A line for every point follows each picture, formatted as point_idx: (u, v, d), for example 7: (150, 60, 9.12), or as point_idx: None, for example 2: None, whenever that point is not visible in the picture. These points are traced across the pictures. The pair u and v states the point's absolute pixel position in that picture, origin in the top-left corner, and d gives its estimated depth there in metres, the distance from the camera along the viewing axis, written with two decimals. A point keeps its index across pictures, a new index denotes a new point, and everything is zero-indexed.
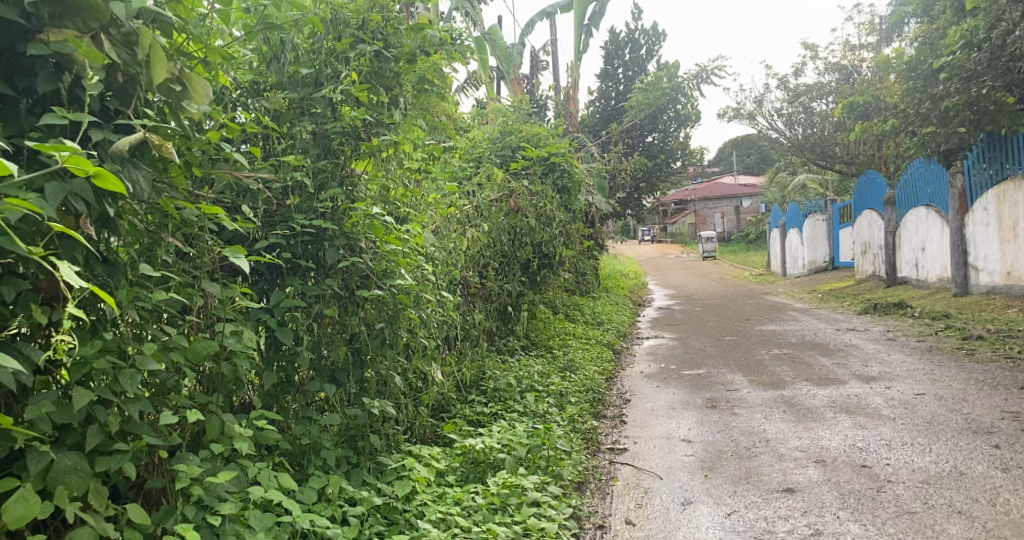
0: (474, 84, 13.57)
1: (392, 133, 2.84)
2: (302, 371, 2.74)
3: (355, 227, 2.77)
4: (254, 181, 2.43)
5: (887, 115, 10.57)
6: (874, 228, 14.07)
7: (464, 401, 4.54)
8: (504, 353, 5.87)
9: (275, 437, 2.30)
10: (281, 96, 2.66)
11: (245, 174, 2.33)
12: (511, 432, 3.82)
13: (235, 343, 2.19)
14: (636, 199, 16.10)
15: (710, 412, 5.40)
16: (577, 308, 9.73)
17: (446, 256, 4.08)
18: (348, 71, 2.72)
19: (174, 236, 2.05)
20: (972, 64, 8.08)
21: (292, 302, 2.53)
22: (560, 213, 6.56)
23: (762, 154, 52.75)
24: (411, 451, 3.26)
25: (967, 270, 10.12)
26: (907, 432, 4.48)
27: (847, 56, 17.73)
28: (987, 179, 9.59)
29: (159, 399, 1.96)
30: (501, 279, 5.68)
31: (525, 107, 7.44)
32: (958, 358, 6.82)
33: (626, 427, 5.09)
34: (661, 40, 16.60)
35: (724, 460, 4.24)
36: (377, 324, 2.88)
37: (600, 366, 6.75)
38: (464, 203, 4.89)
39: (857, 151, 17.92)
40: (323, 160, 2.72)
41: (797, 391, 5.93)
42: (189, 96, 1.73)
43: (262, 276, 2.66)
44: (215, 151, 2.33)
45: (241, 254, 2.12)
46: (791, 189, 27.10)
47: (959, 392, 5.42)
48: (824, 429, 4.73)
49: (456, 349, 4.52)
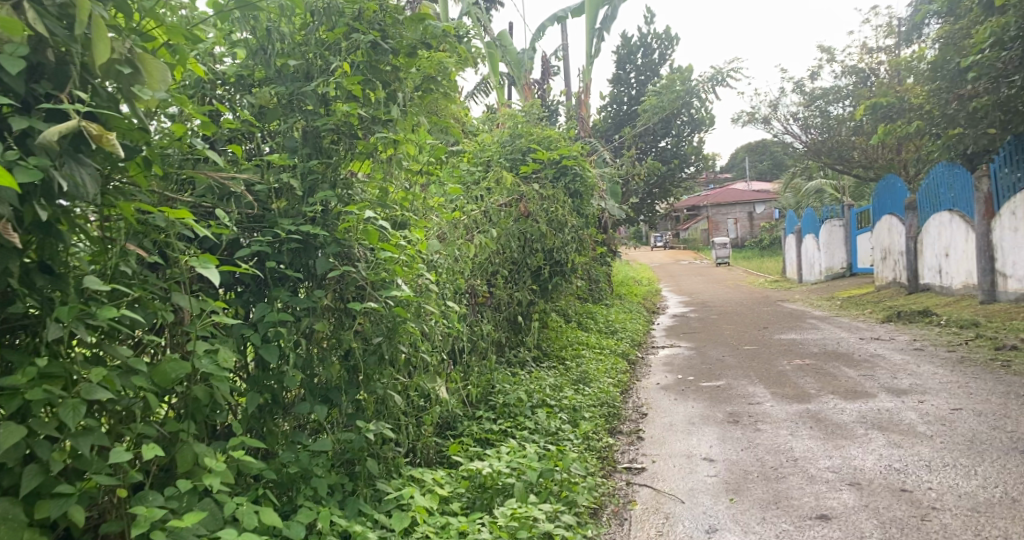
0: (484, 90, 13.43)
1: (388, 132, 2.55)
2: (293, 390, 2.48)
3: (349, 232, 2.50)
4: (236, 183, 2.20)
5: (911, 116, 10.22)
6: (895, 234, 13.69)
7: (472, 417, 4.30)
8: (515, 366, 5.61)
9: (256, 467, 2.03)
10: (267, 91, 2.43)
11: (221, 174, 2.10)
12: (521, 453, 3.53)
13: (210, 363, 1.90)
14: (650, 205, 15.85)
15: (731, 427, 5.11)
16: (590, 317, 9.47)
17: (451, 263, 3.83)
18: (340, 63, 2.43)
19: (138, 243, 1.83)
20: (1001, 63, 7.75)
21: (276, 317, 2.27)
22: (572, 217, 6.30)
23: (776, 159, 52.27)
24: (413, 476, 3.01)
25: (995, 276, 9.74)
26: (948, 453, 4.16)
27: (864, 59, 17.36)
28: (1014, 183, 9.23)
29: (118, 428, 1.72)
30: (511, 288, 5.44)
31: (536, 111, 7.19)
32: (993, 370, 6.47)
33: (643, 444, 4.82)
34: (674, 44, 16.31)
35: (750, 482, 3.94)
36: (374, 338, 2.61)
37: (614, 378, 6.47)
38: (472, 208, 4.65)
39: (876, 155, 17.52)
40: (313, 159, 2.46)
41: (824, 405, 5.62)
42: (143, 81, 1.56)
43: (246, 288, 2.41)
44: (188, 149, 2.11)
45: (212, 264, 1.86)
46: (806, 194, 26.68)
47: (1000, 408, 5.09)
48: (856, 447, 4.42)
49: (462, 363, 4.28)
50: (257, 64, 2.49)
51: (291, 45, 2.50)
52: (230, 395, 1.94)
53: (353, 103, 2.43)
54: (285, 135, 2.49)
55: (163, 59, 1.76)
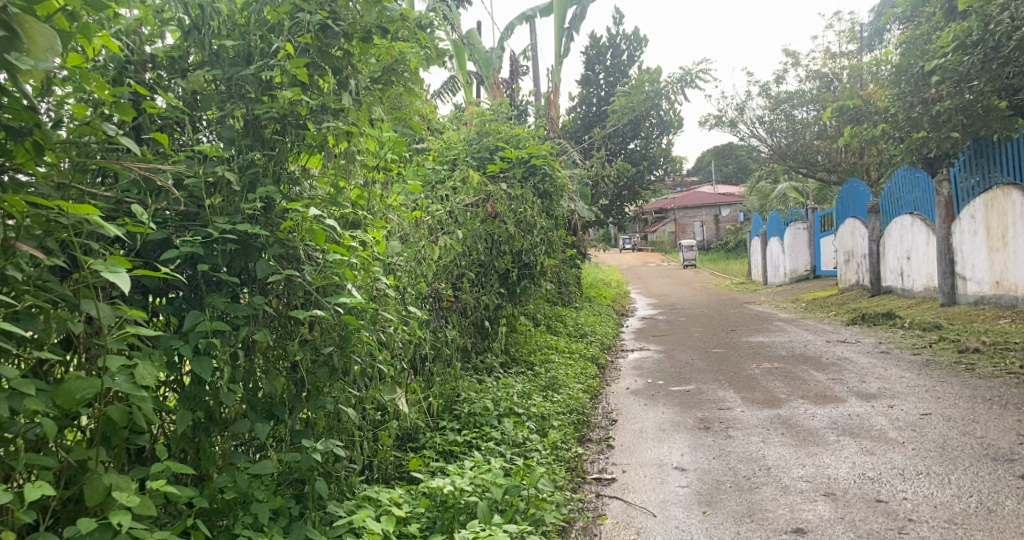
0: (451, 89, 13.26)
1: (338, 121, 2.35)
2: (233, 405, 2.26)
3: (293, 232, 2.29)
4: (163, 176, 1.98)
5: (876, 119, 10.31)
6: (858, 237, 13.84)
7: (435, 428, 4.10)
8: (482, 372, 5.41)
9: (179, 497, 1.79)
10: (202, 74, 2.21)
11: (138, 165, 1.87)
12: (485, 468, 3.33)
13: (126, 380, 1.66)
14: (619, 207, 15.79)
15: (702, 434, 4.99)
16: (559, 320, 9.32)
17: (412, 265, 3.62)
18: (282, 43, 2.23)
19: (38, 244, 1.60)
20: (965, 67, 7.79)
21: (209, 327, 2.04)
22: (541, 218, 6.13)
23: (740, 162, 52.93)
24: (367, 497, 2.81)
25: (955, 278, 9.83)
26: (921, 460, 4.08)
27: (828, 64, 17.59)
28: (972, 187, 9.36)
29: (10, 459, 1.50)
30: (477, 291, 5.24)
31: (504, 109, 7.01)
32: (958, 373, 6.47)
33: (613, 453, 4.66)
34: (643, 45, 16.25)
35: (723, 493, 3.81)
36: (324, 348, 2.42)
37: (584, 384, 6.32)
38: (436, 208, 4.45)
39: (839, 159, 17.70)
40: (254, 152, 2.25)
41: (795, 410, 5.53)
42: (23, 48, 1.37)
43: (179, 292, 2.17)
44: (106, 137, 1.90)
45: (123, 267, 1.61)
46: (772, 197, 26.99)
47: (969, 412, 5.04)
48: (828, 455, 4.32)
49: (426, 371, 4.08)
50: (192, 47, 2.27)
51: (229, 25, 2.29)
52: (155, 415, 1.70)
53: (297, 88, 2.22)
54: (223, 123, 2.26)
55: (59, 26, 1.58)
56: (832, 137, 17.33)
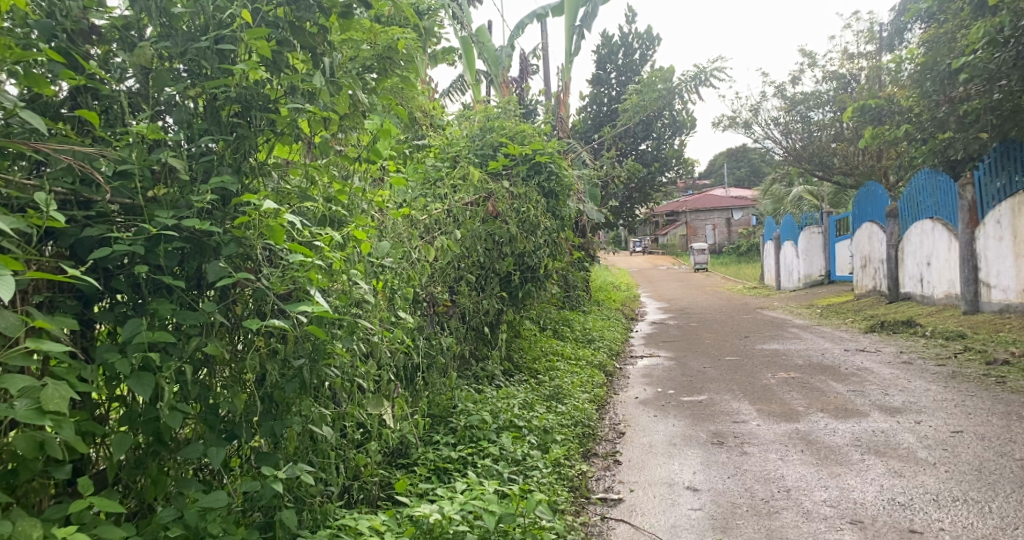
0: (460, 88, 13.00)
1: (309, 105, 2.21)
2: (188, 425, 2.08)
3: (249, 228, 2.10)
4: (82, 164, 1.81)
5: (898, 118, 9.92)
6: (875, 242, 13.42)
7: (429, 442, 3.84)
8: (481, 381, 5.11)
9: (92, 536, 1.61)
10: (148, 47, 2.00)
11: (44, 148, 1.70)
12: (477, 493, 3.06)
13: (30, 405, 1.51)
14: (629, 209, 15.43)
15: (716, 450, 4.67)
16: (566, 325, 9.02)
17: (401, 266, 3.37)
18: (239, 12, 2.05)
19: None
20: (994, 65, 7.40)
21: (148, 337, 1.86)
22: (545, 219, 5.85)
23: (753, 164, 52.34)
24: (344, 524, 2.58)
25: (978, 286, 9.44)
26: (957, 484, 3.74)
27: (845, 64, 17.15)
28: (997, 191, 8.97)
29: None
30: (478, 295, 4.96)
31: (512, 106, 6.72)
32: (988, 386, 6.10)
33: (620, 470, 4.36)
34: (656, 44, 15.91)
35: (740, 519, 3.49)
36: (295, 361, 2.23)
37: (590, 393, 6.01)
38: (433, 205, 4.17)
39: (856, 161, 17.26)
40: (211, 137, 2.09)
41: (814, 425, 5.20)
42: None
43: (124, 298, 2.00)
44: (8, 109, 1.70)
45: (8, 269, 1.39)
46: (788, 200, 26.51)
47: (1003, 430, 4.69)
48: (853, 476, 3.99)
49: (420, 379, 3.81)
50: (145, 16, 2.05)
51: None
52: (73, 441, 1.58)
53: (256, 63, 2.06)
54: (180, 104, 2.08)
55: None
56: (850, 140, 16.90)
